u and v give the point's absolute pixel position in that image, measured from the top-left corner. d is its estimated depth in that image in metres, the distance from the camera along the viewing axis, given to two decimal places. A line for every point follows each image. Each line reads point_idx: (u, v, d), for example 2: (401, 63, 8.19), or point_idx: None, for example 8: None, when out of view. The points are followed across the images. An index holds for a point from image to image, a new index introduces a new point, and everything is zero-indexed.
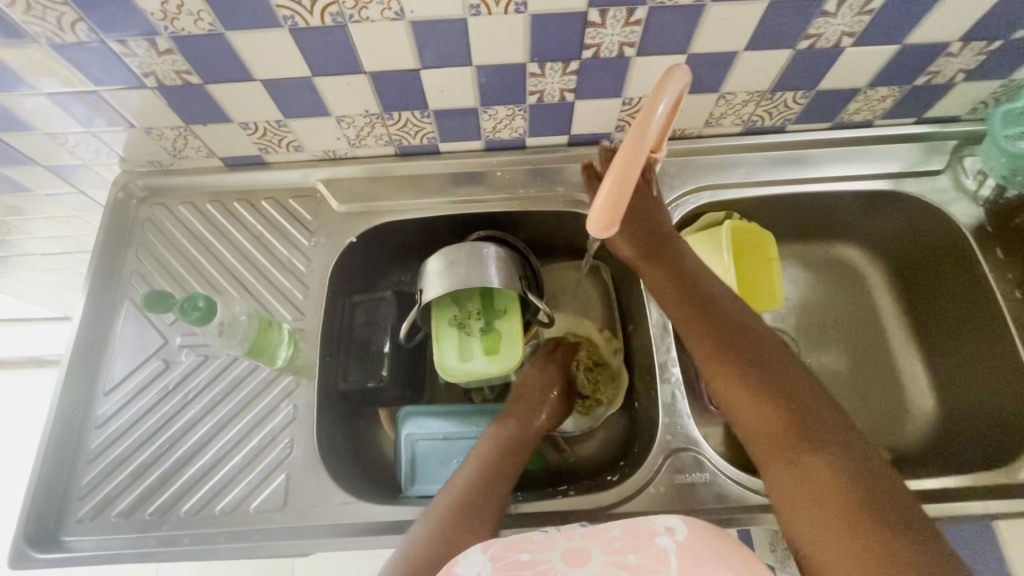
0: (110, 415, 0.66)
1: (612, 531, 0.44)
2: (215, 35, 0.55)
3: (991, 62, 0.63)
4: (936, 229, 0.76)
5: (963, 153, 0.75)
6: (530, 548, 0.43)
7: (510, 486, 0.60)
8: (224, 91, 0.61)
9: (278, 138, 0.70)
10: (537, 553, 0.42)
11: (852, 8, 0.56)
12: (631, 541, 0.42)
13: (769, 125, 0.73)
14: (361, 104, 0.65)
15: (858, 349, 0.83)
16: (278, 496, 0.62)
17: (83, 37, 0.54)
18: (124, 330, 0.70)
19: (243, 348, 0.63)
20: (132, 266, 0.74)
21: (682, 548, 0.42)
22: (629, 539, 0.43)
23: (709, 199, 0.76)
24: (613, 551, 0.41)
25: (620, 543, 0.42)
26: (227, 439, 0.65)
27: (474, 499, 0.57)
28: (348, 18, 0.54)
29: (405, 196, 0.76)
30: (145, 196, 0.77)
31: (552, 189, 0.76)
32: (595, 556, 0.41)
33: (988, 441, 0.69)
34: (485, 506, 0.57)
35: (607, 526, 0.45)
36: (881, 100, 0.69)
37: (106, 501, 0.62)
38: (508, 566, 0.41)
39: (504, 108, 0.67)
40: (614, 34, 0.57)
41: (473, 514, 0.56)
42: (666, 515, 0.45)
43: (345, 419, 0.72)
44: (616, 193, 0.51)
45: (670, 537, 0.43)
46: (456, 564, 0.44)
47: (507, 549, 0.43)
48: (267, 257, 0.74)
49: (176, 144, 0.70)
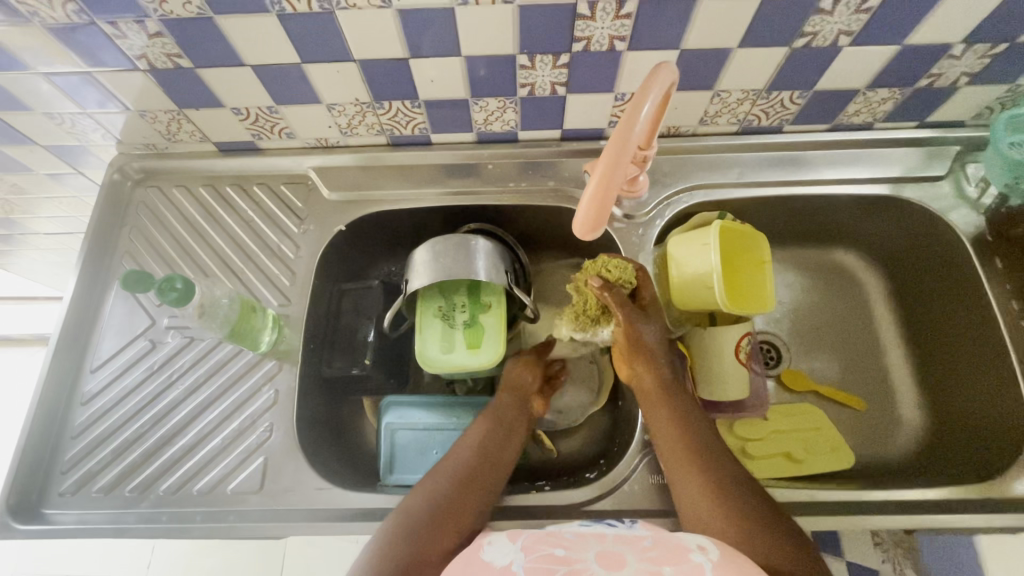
0: (96, 392, 0.67)
1: (644, 542, 0.46)
2: (204, 19, 0.55)
3: (996, 66, 0.62)
4: (935, 237, 0.74)
5: (966, 159, 0.73)
6: (562, 545, 0.45)
7: (473, 493, 0.57)
8: (215, 75, 0.62)
9: (270, 124, 0.70)
10: (572, 550, 0.44)
11: (850, 5, 0.54)
12: (664, 553, 0.44)
13: (765, 125, 0.72)
14: (351, 93, 0.65)
15: (849, 356, 0.82)
16: (256, 479, 0.62)
17: (75, 18, 0.55)
18: (112, 310, 0.71)
19: (224, 330, 0.64)
20: (124, 247, 0.75)
21: (716, 567, 0.43)
22: (662, 551, 0.44)
23: (700, 198, 0.75)
24: (648, 559, 0.43)
25: (652, 552, 0.44)
26: (207, 421, 0.66)
27: (453, 503, 0.55)
28: (335, 5, 0.54)
29: (396, 186, 0.76)
30: (140, 178, 0.77)
31: (543, 184, 0.75)
32: (630, 562, 0.43)
33: (979, 455, 0.68)
34: (463, 509, 0.55)
35: (638, 539, 0.47)
36: (881, 102, 0.68)
37: (88, 477, 0.63)
38: (543, 557, 0.43)
39: (495, 100, 0.67)
40: (604, 27, 0.57)
41: (450, 518, 0.54)
42: (696, 537, 0.47)
43: (328, 406, 0.72)
44: (598, 205, 0.53)
45: (704, 555, 0.44)
46: (486, 551, 0.46)
47: (540, 544, 0.45)
48: (256, 243, 0.74)
49: (170, 127, 0.71)
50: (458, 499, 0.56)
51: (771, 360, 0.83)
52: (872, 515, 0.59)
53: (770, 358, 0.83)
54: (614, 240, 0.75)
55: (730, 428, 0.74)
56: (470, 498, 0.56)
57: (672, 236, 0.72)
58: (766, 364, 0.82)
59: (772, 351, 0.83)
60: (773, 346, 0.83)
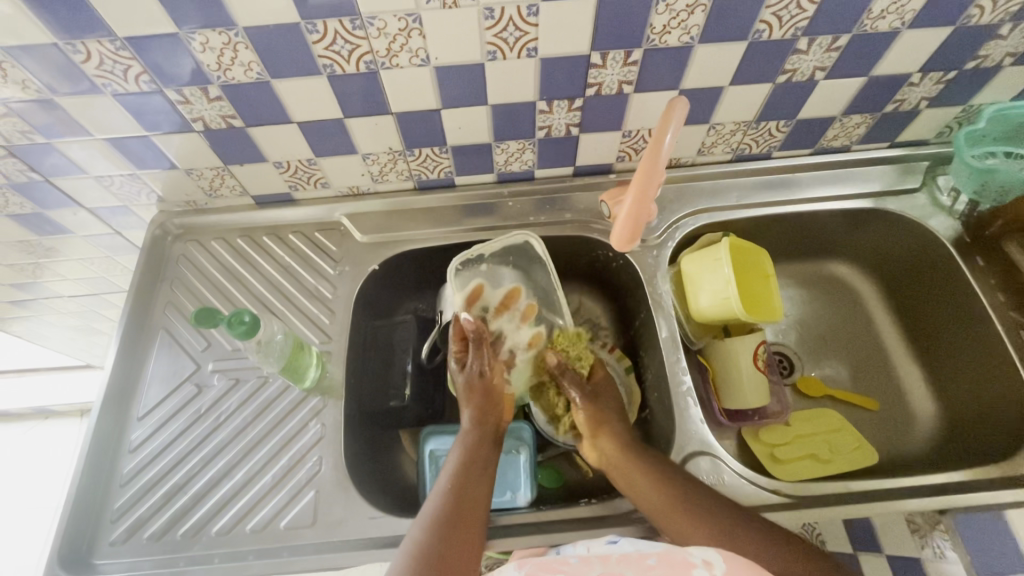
0: (143, 439, 0.68)
1: (647, 561, 0.52)
2: (262, 83, 0.61)
3: (949, 90, 0.71)
4: (920, 243, 0.82)
5: (936, 172, 0.82)
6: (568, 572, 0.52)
7: (469, 500, 0.60)
8: (263, 132, 0.68)
9: (308, 175, 0.76)
10: None
11: (822, 46, 0.63)
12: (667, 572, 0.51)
13: (756, 152, 0.80)
14: (386, 142, 0.71)
15: (858, 360, 0.87)
16: (308, 513, 0.63)
17: (145, 87, 0.61)
18: (157, 360, 0.73)
19: (278, 364, 0.67)
20: (166, 298, 0.78)
21: None
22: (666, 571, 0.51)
23: (704, 222, 0.82)
24: None
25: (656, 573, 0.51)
26: (254, 461, 0.67)
27: (455, 515, 0.58)
28: (380, 65, 0.61)
29: (422, 227, 0.81)
30: (180, 234, 0.82)
31: (561, 216, 0.82)
32: None
33: (991, 437, 0.72)
34: (476, 516, 0.59)
35: (643, 555, 0.54)
36: (856, 126, 0.76)
37: (138, 524, 0.63)
38: None
39: (516, 143, 0.74)
40: (614, 74, 0.65)
41: (470, 516, 0.59)
42: (702, 546, 0.53)
43: (370, 439, 0.74)
44: (633, 215, 0.64)
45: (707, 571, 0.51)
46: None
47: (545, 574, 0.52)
48: (295, 286, 0.78)
49: (213, 184, 0.76)
50: (475, 501, 0.60)
51: (785, 369, 0.87)
52: (903, 499, 0.63)
53: (784, 368, 0.87)
54: (630, 263, 0.81)
55: (756, 435, 0.77)
56: (468, 505, 0.60)
57: (684, 255, 0.79)
58: (782, 374, 0.87)
59: (785, 361, 0.88)
60: (785, 355, 0.88)
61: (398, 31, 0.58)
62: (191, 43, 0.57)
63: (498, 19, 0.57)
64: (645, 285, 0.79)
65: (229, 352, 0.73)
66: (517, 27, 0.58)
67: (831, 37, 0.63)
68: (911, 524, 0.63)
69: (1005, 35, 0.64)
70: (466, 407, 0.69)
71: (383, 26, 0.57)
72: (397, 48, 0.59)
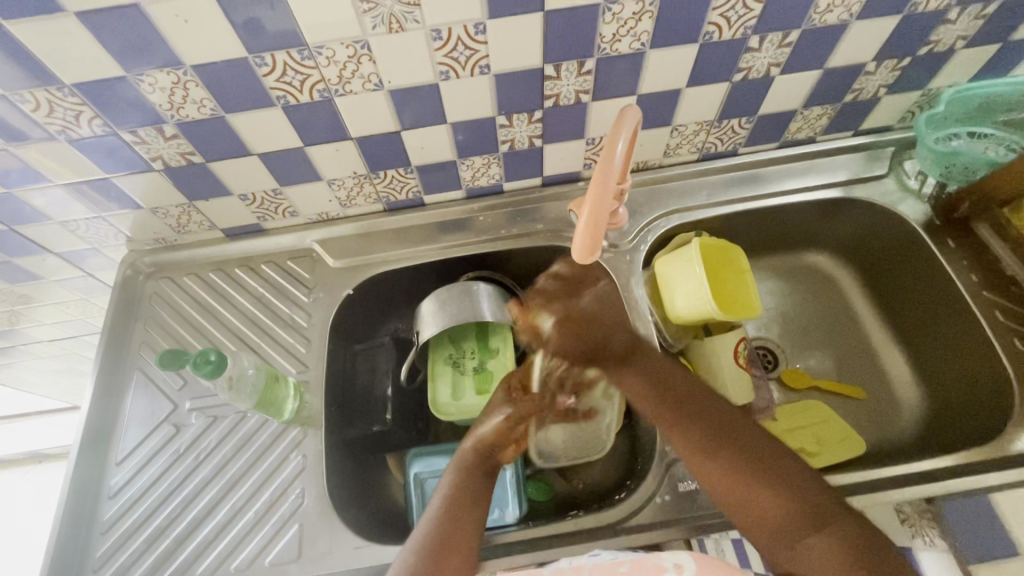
0: (123, 484, 0.67)
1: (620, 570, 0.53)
2: (217, 118, 0.61)
3: (905, 76, 0.71)
4: (891, 227, 0.82)
5: (903, 157, 0.82)
6: None
7: (461, 520, 0.59)
8: (224, 166, 0.68)
9: (275, 205, 0.76)
10: None
11: (773, 42, 0.64)
12: None
13: (722, 150, 0.80)
14: (349, 167, 0.71)
15: (841, 349, 0.87)
16: (293, 547, 0.63)
17: (98, 130, 0.61)
18: (134, 402, 0.72)
19: (253, 400, 0.67)
20: (140, 337, 0.77)
21: None
22: None
23: (677, 222, 0.82)
24: None
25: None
26: (237, 497, 0.66)
27: (448, 536, 0.57)
28: (334, 93, 0.61)
29: (396, 247, 0.81)
30: (151, 272, 0.81)
31: (533, 227, 0.81)
32: None
33: (977, 419, 0.72)
34: (465, 538, 0.58)
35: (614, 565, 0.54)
36: (818, 118, 0.76)
37: (122, 571, 0.62)
38: None
39: (480, 158, 0.73)
40: (569, 84, 0.65)
41: (455, 542, 0.57)
42: (674, 552, 0.54)
43: (355, 467, 0.73)
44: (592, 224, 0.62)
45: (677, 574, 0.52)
46: None
47: None
48: (269, 316, 0.78)
49: (180, 221, 0.76)
50: (464, 519, 0.59)
51: (769, 363, 0.87)
52: (892, 488, 0.63)
53: (768, 362, 0.87)
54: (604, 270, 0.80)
55: None
56: (461, 530, 0.58)
57: (659, 257, 0.79)
58: (766, 368, 0.86)
59: (769, 355, 0.87)
60: (769, 349, 0.88)
61: (348, 58, 0.58)
62: (141, 85, 0.57)
63: (446, 40, 0.57)
64: (620, 291, 0.79)
65: (206, 390, 0.73)
66: (466, 46, 0.58)
67: (782, 33, 0.63)
68: (900, 515, 0.63)
69: (953, 19, 0.65)
70: (489, 421, 0.69)
71: (332, 55, 0.57)
72: (349, 75, 0.59)
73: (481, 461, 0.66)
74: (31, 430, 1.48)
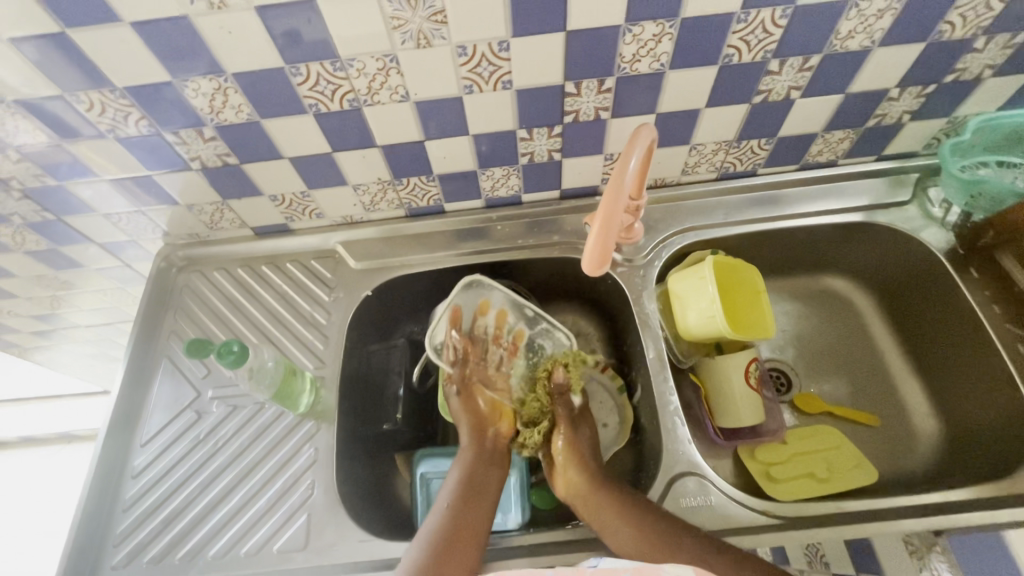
0: (146, 465, 0.71)
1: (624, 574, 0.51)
2: (252, 123, 0.65)
3: (930, 103, 0.71)
4: (912, 254, 0.81)
5: (927, 184, 0.81)
6: None
7: (474, 509, 0.63)
8: (257, 168, 0.71)
9: (303, 207, 0.79)
10: None
11: (794, 67, 0.64)
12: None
13: (740, 170, 0.80)
14: (374, 174, 0.74)
15: (856, 375, 0.86)
16: (300, 536, 0.65)
17: (144, 130, 0.65)
18: (160, 388, 0.76)
19: (270, 392, 0.69)
20: (170, 326, 0.81)
21: None
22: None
23: (692, 240, 0.82)
24: None
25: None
26: (251, 485, 0.69)
27: (461, 524, 0.61)
28: (362, 103, 0.64)
29: (415, 252, 0.84)
30: (184, 265, 0.85)
31: (549, 239, 0.83)
32: None
33: (995, 455, 0.70)
34: (477, 526, 0.61)
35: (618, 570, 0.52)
36: (839, 141, 0.76)
37: (139, 548, 0.66)
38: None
39: (500, 169, 0.76)
40: (589, 100, 0.66)
41: (466, 535, 0.60)
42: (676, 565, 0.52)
43: (364, 464, 0.75)
44: (601, 243, 0.62)
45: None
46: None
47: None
48: (291, 312, 0.81)
49: (214, 218, 0.80)
50: (476, 512, 0.63)
51: (782, 385, 0.86)
52: (900, 517, 0.62)
53: (781, 384, 0.86)
54: (618, 283, 0.81)
55: (752, 453, 0.76)
56: (473, 520, 0.62)
57: (672, 274, 0.79)
58: (779, 391, 0.86)
59: (782, 378, 0.87)
60: (782, 371, 0.87)
61: (378, 71, 0.60)
62: (185, 90, 0.61)
63: (471, 56, 0.60)
64: (632, 306, 0.80)
65: (228, 380, 0.76)
66: (490, 62, 0.61)
67: (802, 57, 0.63)
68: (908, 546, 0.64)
69: (980, 48, 0.64)
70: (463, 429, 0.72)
71: (363, 67, 0.60)
72: (378, 86, 0.62)
73: (483, 454, 0.69)
74: (64, 411, 1.55)
